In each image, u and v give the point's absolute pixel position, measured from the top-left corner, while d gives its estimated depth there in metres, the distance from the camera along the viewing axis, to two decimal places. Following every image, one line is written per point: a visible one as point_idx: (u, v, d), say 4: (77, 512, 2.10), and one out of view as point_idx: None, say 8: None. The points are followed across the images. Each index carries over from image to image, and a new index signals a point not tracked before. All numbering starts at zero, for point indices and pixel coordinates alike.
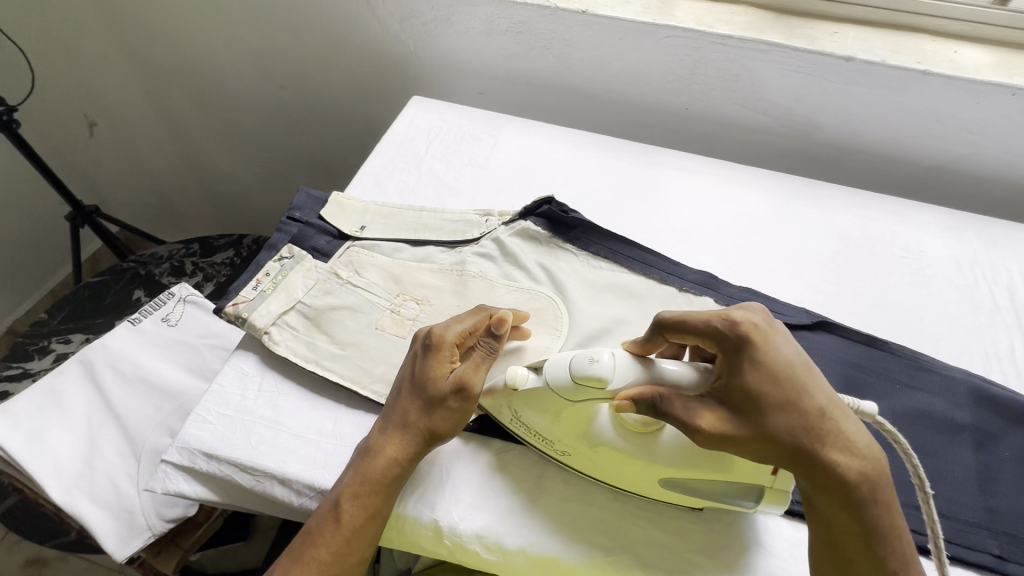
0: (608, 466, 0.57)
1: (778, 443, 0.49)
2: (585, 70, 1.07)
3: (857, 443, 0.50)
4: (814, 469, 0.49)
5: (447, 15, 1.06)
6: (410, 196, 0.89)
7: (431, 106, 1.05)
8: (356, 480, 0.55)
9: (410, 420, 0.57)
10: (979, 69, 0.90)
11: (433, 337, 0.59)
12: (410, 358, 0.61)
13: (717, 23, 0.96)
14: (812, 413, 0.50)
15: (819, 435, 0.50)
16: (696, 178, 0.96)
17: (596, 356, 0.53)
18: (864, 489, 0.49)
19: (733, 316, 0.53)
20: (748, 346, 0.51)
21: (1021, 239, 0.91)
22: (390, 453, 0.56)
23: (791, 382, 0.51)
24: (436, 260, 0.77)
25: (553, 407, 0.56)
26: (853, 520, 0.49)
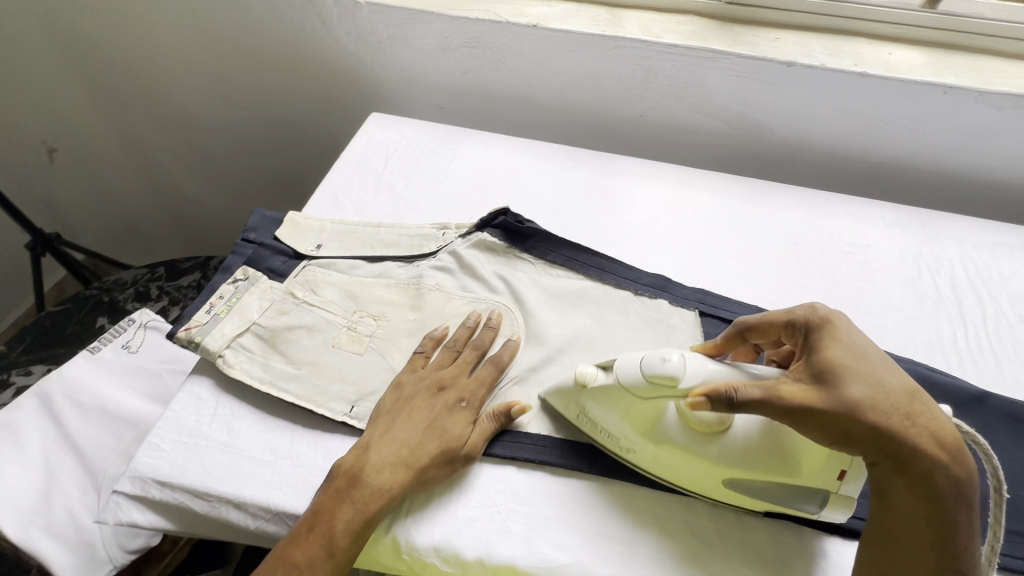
0: (672, 467, 0.58)
1: (867, 417, 0.49)
2: (540, 82, 1.10)
3: (944, 432, 0.50)
4: (898, 449, 0.49)
5: (402, 32, 1.07)
6: (368, 213, 0.89)
7: (389, 123, 1.06)
8: (354, 513, 0.56)
9: (423, 461, 0.59)
10: (913, 69, 0.94)
11: (472, 400, 0.64)
12: (435, 401, 0.63)
13: (664, 33, 0.99)
14: (902, 396, 0.50)
15: (907, 417, 0.50)
16: (651, 184, 0.99)
17: (667, 356, 0.55)
18: (948, 479, 0.48)
19: (818, 306, 0.58)
20: (833, 330, 0.55)
21: (961, 230, 0.95)
22: (396, 489, 0.57)
23: (882, 366, 0.52)
24: (393, 275, 0.78)
25: (624, 403, 0.58)
26: (931, 508, 0.48)
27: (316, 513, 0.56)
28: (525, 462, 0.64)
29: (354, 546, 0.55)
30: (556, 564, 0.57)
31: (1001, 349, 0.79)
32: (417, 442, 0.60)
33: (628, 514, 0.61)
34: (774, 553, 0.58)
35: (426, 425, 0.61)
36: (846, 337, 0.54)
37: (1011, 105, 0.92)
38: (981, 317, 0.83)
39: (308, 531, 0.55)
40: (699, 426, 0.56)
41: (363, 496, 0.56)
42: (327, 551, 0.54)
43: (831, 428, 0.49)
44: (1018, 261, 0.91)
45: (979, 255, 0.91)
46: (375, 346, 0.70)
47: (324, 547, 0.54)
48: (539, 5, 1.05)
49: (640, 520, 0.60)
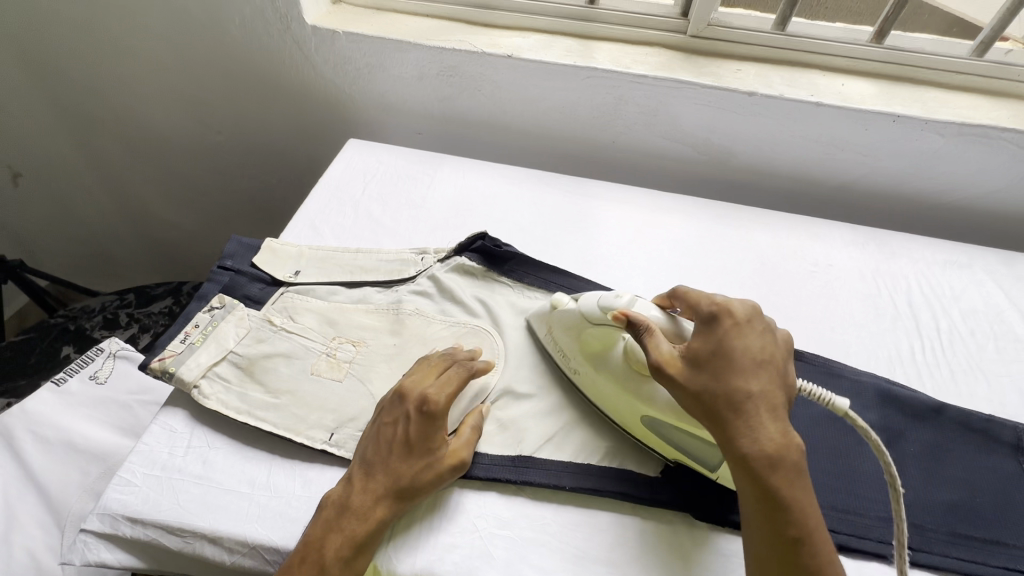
0: (602, 391, 0.67)
1: (702, 402, 0.56)
2: (517, 109, 1.13)
3: (769, 422, 0.54)
4: (722, 434, 0.55)
5: (381, 61, 1.10)
6: (347, 238, 0.90)
7: (367, 149, 1.08)
8: (345, 539, 0.55)
9: (401, 482, 0.58)
10: (864, 99, 1.01)
11: (434, 406, 0.60)
12: (398, 420, 0.61)
13: (633, 64, 1.04)
14: (737, 389, 0.55)
15: (738, 407, 0.55)
16: (625, 208, 1.02)
17: (621, 295, 0.64)
18: (759, 462, 0.53)
19: (717, 299, 0.61)
20: (714, 325, 0.59)
21: (916, 248, 1.01)
22: (380, 513, 0.57)
23: (740, 362, 0.56)
24: (373, 300, 0.79)
25: (580, 329, 0.68)
26: (753, 487, 0.53)
27: (302, 550, 0.55)
28: (505, 485, 0.64)
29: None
30: None
31: (956, 362, 0.83)
32: (392, 465, 0.59)
33: (607, 534, 0.61)
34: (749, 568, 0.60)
35: (395, 446, 0.60)
36: (718, 334, 0.58)
37: (954, 132, 0.99)
38: (936, 331, 0.87)
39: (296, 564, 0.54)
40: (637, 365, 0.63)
41: (348, 524, 0.56)
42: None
43: (688, 403, 0.57)
44: (968, 277, 0.96)
45: (933, 272, 0.97)
46: (354, 372, 0.70)
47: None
48: (514, 36, 1.09)
49: (620, 539, 0.61)
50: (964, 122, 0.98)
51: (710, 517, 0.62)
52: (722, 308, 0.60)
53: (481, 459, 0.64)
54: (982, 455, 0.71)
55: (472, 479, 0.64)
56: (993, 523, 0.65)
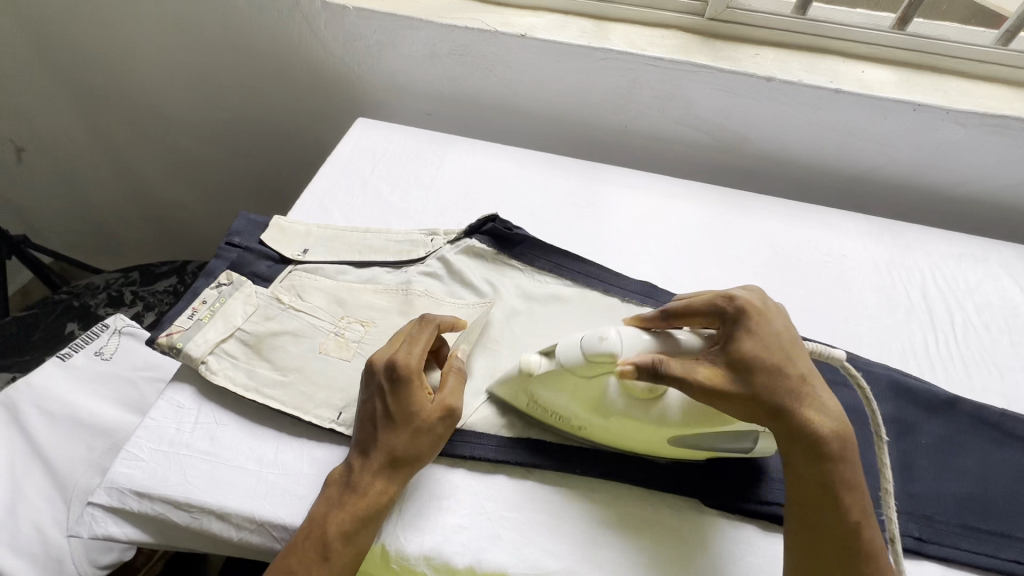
0: (624, 433, 0.60)
1: (764, 395, 0.54)
2: (528, 91, 1.11)
3: (827, 405, 0.55)
4: (789, 424, 0.54)
5: (391, 38, 1.07)
6: (355, 218, 0.88)
7: (376, 128, 1.06)
8: (347, 515, 0.55)
9: (393, 451, 0.57)
10: (884, 87, 0.99)
11: (406, 370, 0.58)
12: (374, 394, 0.59)
13: (649, 46, 1.01)
14: (798, 376, 0.55)
15: (798, 393, 0.54)
16: (636, 193, 1.01)
17: (605, 335, 0.57)
18: (832, 448, 0.53)
19: (735, 292, 0.59)
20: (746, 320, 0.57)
21: (931, 241, 0.99)
22: (378, 484, 0.56)
23: (788, 346, 0.56)
24: (382, 281, 0.78)
25: (568, 384, 0.59)
26: (821, 473, 0.53)
27: (306, 528, 0.55)
28: (515, 468, 0.64)
29: (351, 552, 0.54)
30: (546, 570, 0.56)
31: (969, 355, 0.82)
32: (382, 437, 0.58)
33: (616, 519, 0.61)
34: (759, 556, 0.59)
35: (379, 418, 0.58)
36: (763, 322, 0.57)
37: (975, 123, 0.97)
38: (950, 325, 0.86)
39: (300, 542, 0.54)
40: None
41: (348, 501, 0.55)
42: (320, 557, 0.53)
43: (750, 401, 0.54)
44: (982, 271, 0.95)
45: (948, 265, 0.96)
46: (363, 352, 0.69)
47: (320, 555, 0.53)
48: (527, 15, 1.06)
49: (630, 524, 0.61)
50: (987, 112, 0.96)
51: (720, 503, 0.61)
52: (748, 301, 0.58)
53: (489, 441, 0.64)
54: (994, 450, 0.70)
55: (481, 460, 0.63)
56: (1004, 517, 0.65)
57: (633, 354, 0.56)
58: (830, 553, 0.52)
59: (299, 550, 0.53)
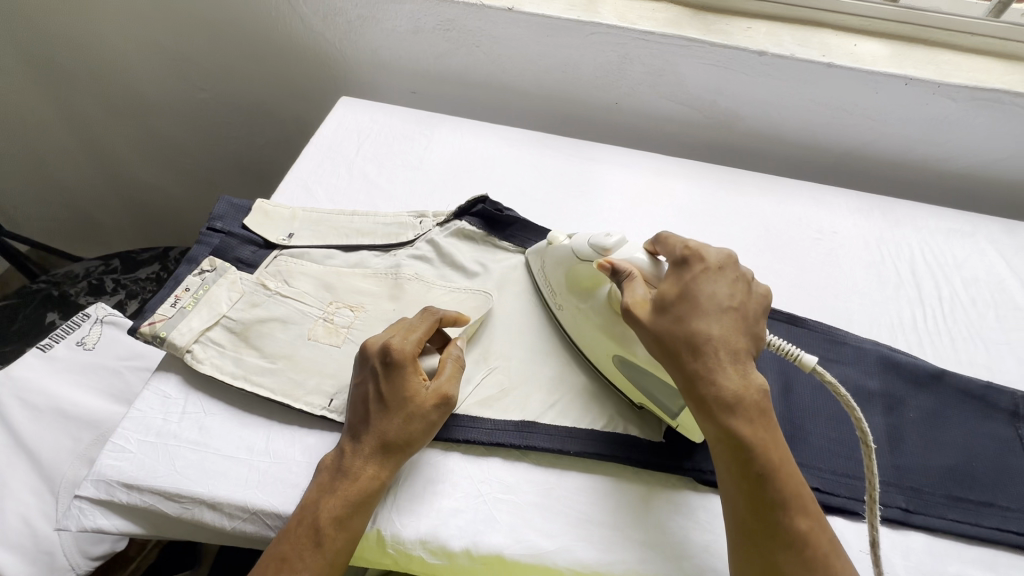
0: (584, 332, 0.68)
1: (665, 346, 0.56)
2: (517, 68, 1.08)
3: (734, 364, 0.54)
4: (682, 379, 0.54)
5: (373, 13, 1.04)
6: (341, 200, 0.86)
7: (360, 108, 1.04)
8: (337, 502, 0.54)
9: (387, 435, 0.57)
10: (877, 61, 0.98)
11: (400, 356, 0.58)
12: (368, 377, 0.59)
13: (640, 19, 0.99)
14: (699, 331, 0.55)
15: (696, 350, 0.54)
16: (627, 171, 1.00)
17: (611, 235, 0.65)
18: (718, 405, 0.53)
19: (690, 245, 0.61)
20: (684, 269, 0.59)
21: (919, 217, 1.01)
22: (371, 470, 0.56)
23: (702, 304, 0.56)
24: (370, 265, 0.76)
25: (566, 267, 0.69)
26: (715, 428, 0.53)
27: (300, 512, 0.54)
28: (508, 450, 0.63)
29: (343, 538, 0.54)
30: (541, 550, 0.57)
31: (957, 330, 0.83)
32: (374, 422, 0.57)
33: (610, 498, 0.61)
34: None
35: (372, 402, 0.58)
36: (686, 278, 0.58)
37: (965, 97, 0.97)
38: (938, 300, 0.87)
39: (294, 526, 0.54)
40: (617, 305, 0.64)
41: (341, 485, 0.55)
42: (313, 542, 0.53)
43: (660, 348, 0.56)
44: (970, 246, 0.97)
45: (936, 241, 0.97)
46: (353, 338, 0.68)
47: (313, 540, 0.53)
48: None
49: (624, 503, 0.61)
50: (977, 86, 0.95)
51: (712, 481, 0.62)
52: (690, 252, 0.60)
53: (484, 424, 0.64)
54: (979, 422, 0.72)
55: (476, 444, 0.63)
56: (990, 487, 0.66)
57: (619, 257, 0.64)
58: (738, 512, 0.52)
59: (292, 535, 0.53)
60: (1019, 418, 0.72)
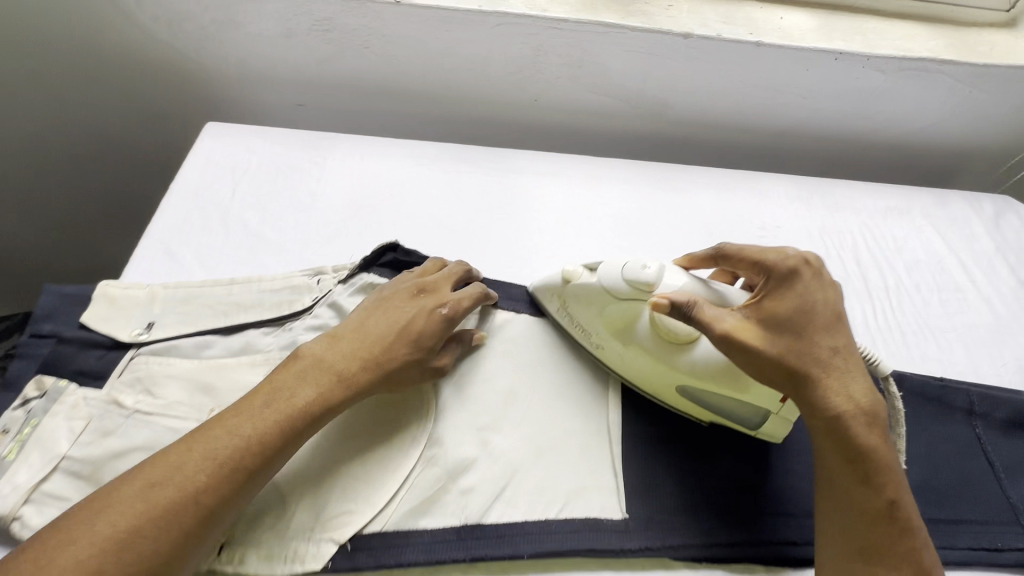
0: (635, 366, 0.63)
1: (786, 365, 0.53)
2: (417, 68, 0.93)
3: (858, 378, 0.54)
4: (809, 395, 0.53)
5: (230, 16, 0.85)
6: (216, 263, 0.70)
7: (230, 134, 0.85)
8: (299, 409, 0.51)
9: (390, 362, 0.57)
10: (805, 35, 0.91)
11: (454, 312, 0.62)
12: (417, 311, 0.60)
13: (549, 5, 0.86)
14: (821, 345, 0.54)
15: (823, 366, 0.54)
16: (555, 182, 0.89)
17: (648, 264, 0.59)
18: (857, 423, 0.52)
19: (789, 252, 0.58)
20: (794, 279, 0.57)
21: (857, 199, 0.97)
22: (353, 387, 0.55)
23: (820, 317, 0.55)
24: (261, 348, 0.62)
25: (602, 303, 0.63)
26: (844, 446, 0.52)
27: (256, 399, 0.51)
28: (454, 563, 0.54)
29: (290, 442, 0.50)
30: None
31: (907, 324, 0.80)
32: (395, 351, 0.57)
33: None
34: None
35: (399, 330, 0.59)
36: (798, 290, 0.56)
37: (894, 68, 0.92)
38: (885, 291, 0.84)
39: (251, 405, 0.50)
40: (668, 335, 0.59)
41: (321, 384, 0.53)
42: (258, 433, 0.49)
43: (774, 365, 0.54)
44: (907, 225, 0.94)
45: (876, 223, 0.93)
46: None
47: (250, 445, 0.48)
48: None
49: None
50: (905, 56, 0.91)
51: (683, 555, 0.57)
52: (799, 262, 0.57)
53: (420, 539, 0.54)
54: (939, 426, 0.69)
55: (414, 564, 0.53)
56: (956, 500, 0.64)
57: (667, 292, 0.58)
58: (853, 535, 0.51)
59: (239, 418, 0.49)
60: (975, 416, 0.70)
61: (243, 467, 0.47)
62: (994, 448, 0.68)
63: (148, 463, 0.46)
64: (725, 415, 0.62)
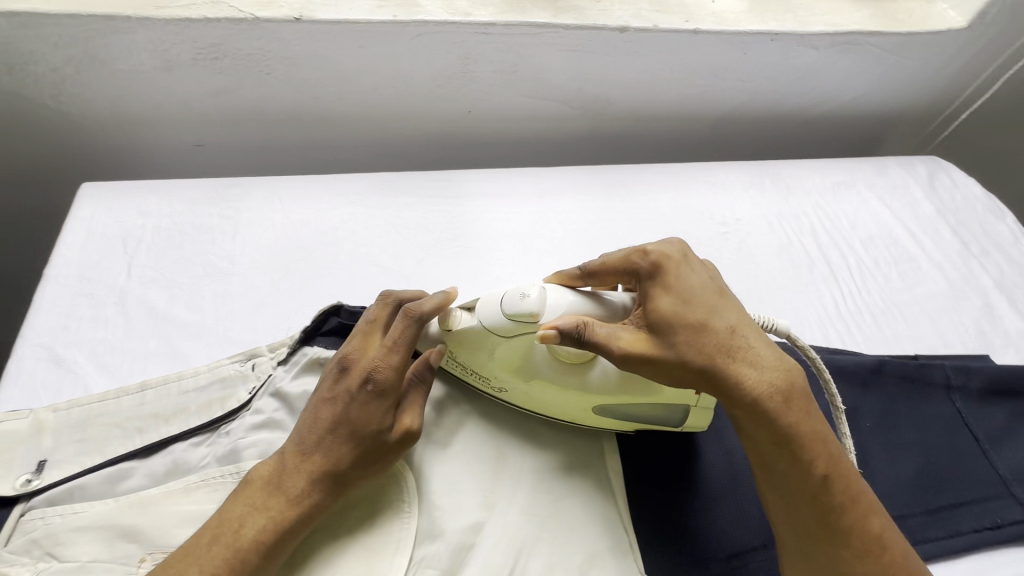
0: (544, 401, 0.57)
1: (693, 363, 0.48)
2: (332, 92, 0.81)
3: (763, 352, 0.49)
4: (725, 387, 0.48)
5: (91, 52, 0.70)
6: (119, 364, 0.58)
7: (114, 195, 0.71)
8: (243, 547, 0.44)
9: (337, 463, 0.48)
10: (739, 18, 0.87)
11: (383, 382, 0.50)
12: (346, 396, 0.50)
13: (473, 8, 0.78)
14: (716, 330, 0.49)
15: (728, 352, 0.48)
16: (507, 203, 0.81)
17: (529, 292, 0.53)
18: (777, 404, 0.47)
19: (649, 249, 0.53)
20: (661, 274, 0.51)
21: (806, 178, 0.96)
22: (302, 502, 0.47)
23: (704, 303, 0.50)
24: (193, 466, 0.51)
25: (489, 345, 0.56)
26: (770, 430, 0.47)
27: (203, 538, 0.45)
28: None
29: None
30: None
31: (872, 303, 0.81)
32: (336, 451, 0.49)
33: None
34: None
35: (334, 424, 0.49)
36: (674, 282, 0.51)
37: (826, 44, 0.91)
38: (847, 273, 0.84)
39: (197, 544, 0.44)
40: (566, 360, 0.55)
41: (270, 507, 0.46)
42: None
43: (681, 368, 0.48)
44: (856, 199, 0.95)
45: (829, 202, 0.93)
46: None
47: None
48: None
49: None
50: (836, 31, 0.90)
51: None
52: (661, 256, 0.52)
53: None
54: (922, 408, 0.69)
55: None
56: (953, 482, 0.64)
57: (552, 318, 0.52)
58: (799, 518, 0.47)
59: (185, 563, 0.43)
60: (953, 390, 0.71)
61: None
62: (975, 420, 0.69)
63: None
64: (648, 421, 0.58)
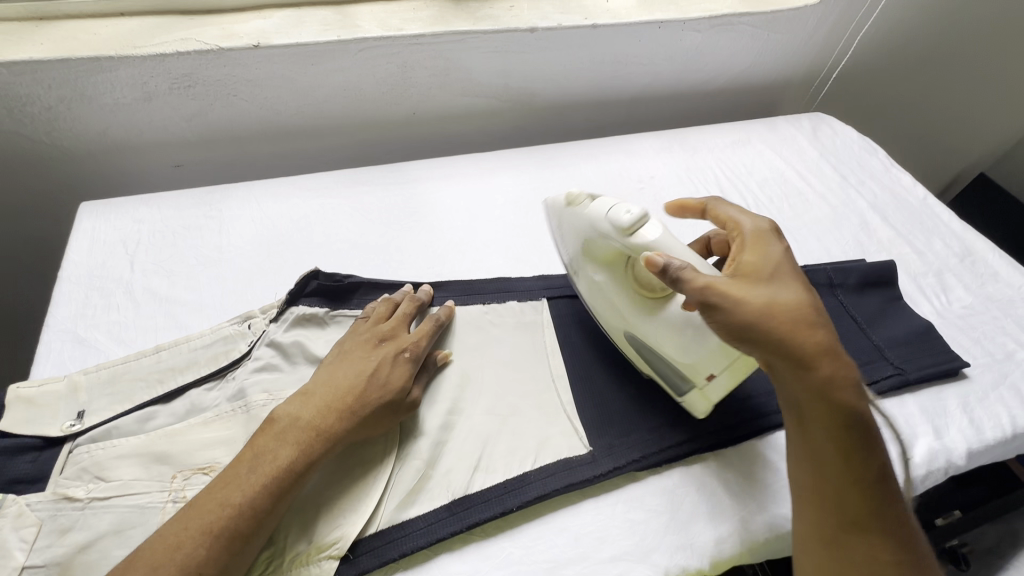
0: (605, 290, 0.68)
1: (772, 326, 0.52)
2: (291, 106, 0.94)
3: (836, 344, 0.53)
4: (798, 359, 0.52)
5: (79, 90, 0.82)
6: (133, 338, 0.68)
7: (109, 209, 0.82)
8: (281, 472, 0.52)
9: (366, 409, 0.58)
10: (630, 12, 1.04)
11: (414, 355, 0.64)
12: (383, 359, 0.62)
13: (404, 24, 0.92)
14: (802, 312, 0.53)
15: (807, 328, 0.53)
16: (452, 182, 0.95)
17: (632, 210, 0.62)
18: (845, 388, 0.51)
19: (762, 223, 0.62)
20: (759, 244, 0.60)
21: (709, 140, 1.12)
22: (330, 438, 0.56)
23: (792, 284, 0.56)
24: (207, 405, 0.62)
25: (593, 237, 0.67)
26: (834, 410, 0.51)
27: (240, 467, 0.52)
28: (452, 538, 0.58)
29: (281, 501, 0.52)
30: None
31: None
32: (370, 400, 0.59)
33: (568, 531, 0.60)
34: (698, 494, 0.63)
35: (369, 376, 0.60)
36: (768, 250, 0.59)
37: (707, 26, 1.09)
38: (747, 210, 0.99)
39: (236, 472, 0.52)
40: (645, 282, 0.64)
41: (301, 442, 0.54)
42: (246, 501, 0.50)
43: (759, 325, 0.52)
44: (751, 151, 1.12)
45: (728, 155, 1.10)
46: None
47: (236, 516, 0.50)
48: (249, 19, 0.88)
49: (581, 530, 0.60)
50: (712, 15, 1.07)
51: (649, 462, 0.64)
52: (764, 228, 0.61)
53: (416, 526, 0.57)
54: None
55: (417, 548, 0.57)
56: None
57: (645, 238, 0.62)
58: (841, 497, 0.51)
59: (228, 488, 0.51)
60: (836, 287, 0.86)
61: (238, 534, 0.49)
62: (854, 307, 0.84)
63: (146, 543, 0.48)
64: (660, 373, 0.65)
